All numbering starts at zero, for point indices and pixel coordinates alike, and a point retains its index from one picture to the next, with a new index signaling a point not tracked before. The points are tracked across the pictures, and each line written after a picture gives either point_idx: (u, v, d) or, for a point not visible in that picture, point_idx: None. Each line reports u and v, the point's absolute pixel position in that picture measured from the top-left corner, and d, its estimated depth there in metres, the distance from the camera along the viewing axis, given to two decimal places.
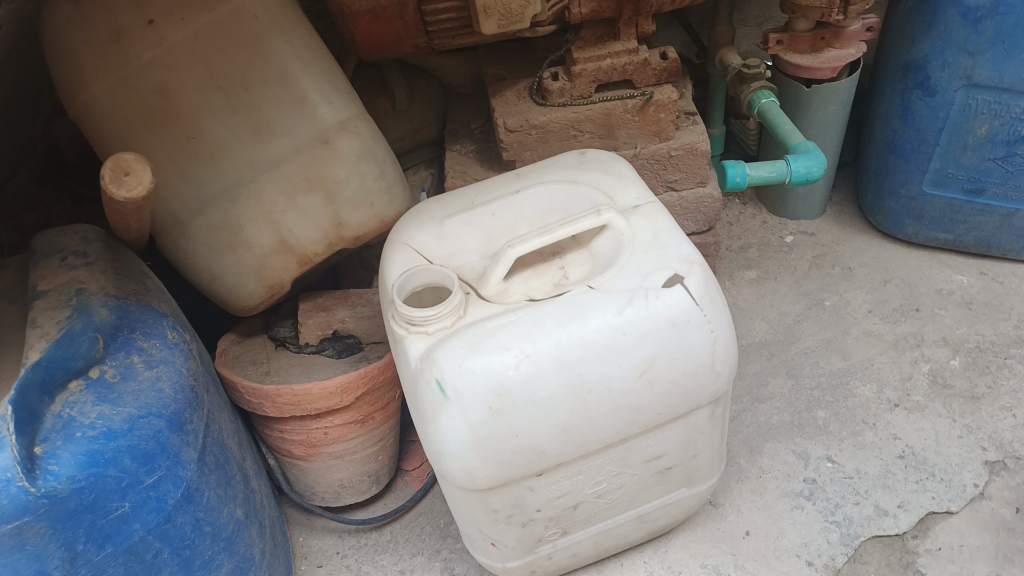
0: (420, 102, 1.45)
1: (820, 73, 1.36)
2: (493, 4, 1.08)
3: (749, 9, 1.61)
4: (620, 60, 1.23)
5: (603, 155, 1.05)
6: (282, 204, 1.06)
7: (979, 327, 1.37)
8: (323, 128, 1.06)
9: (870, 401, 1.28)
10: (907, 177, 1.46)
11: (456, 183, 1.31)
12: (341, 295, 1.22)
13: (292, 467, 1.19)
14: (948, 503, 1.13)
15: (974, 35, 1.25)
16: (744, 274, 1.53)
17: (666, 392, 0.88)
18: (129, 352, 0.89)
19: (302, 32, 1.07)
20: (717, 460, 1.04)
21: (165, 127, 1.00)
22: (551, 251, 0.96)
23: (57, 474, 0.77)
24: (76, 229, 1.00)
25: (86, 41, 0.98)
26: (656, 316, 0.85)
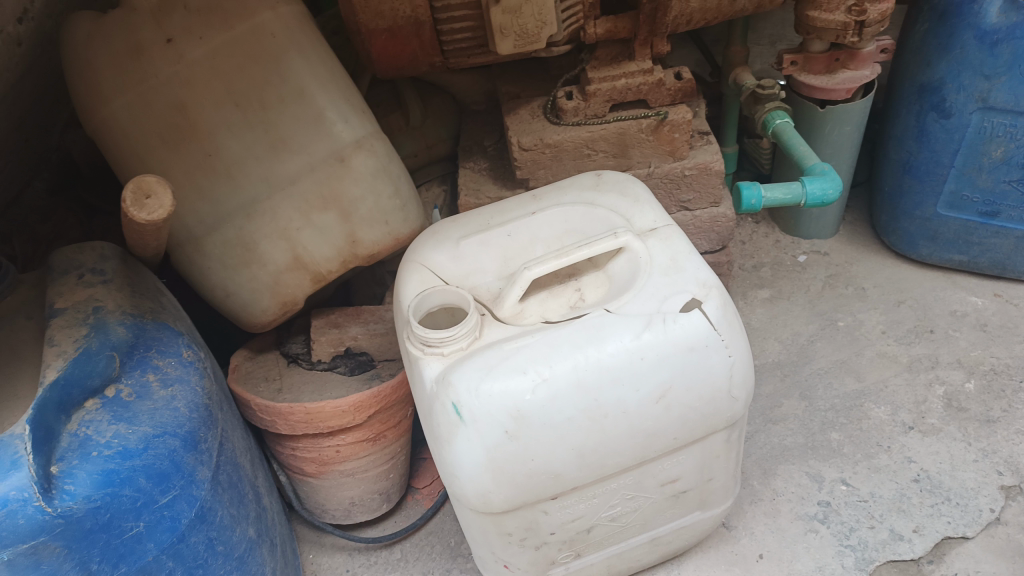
0: (433, 119, 1.46)
1: (835, 94, 1.36)
2: (510, 24, 1.08)
3: (763, 28, 1.61)
4: (635, 79, 1.23)
5: (619, 176, 1.05)
6: (298, 222, 1.06)
7: (993, 350, 1.36)
8: (339, 146, 1.06)
9: (884, 424, 1.27)
10: (922, 198, 1.45)
11: (470, 200, 1.31)
12: (354, 312, 1.22)
13: (303, 485, 1.18)
14: (964, 528, 1.12)
15: (990, 58, 1.26)
16: (757, 293, 1.53)
17: (683, 417, 0.87)
18: (144, 370, 0.89)
19: (320, 50, 1.08)
20: (732, 484, 1.03)
21: (183, 143, 1.01)
22: (568, 272, 0.97)
23: (74, 494, 0.77)
24: (94, 246, 0.99)
25: (107, 57, 0.99)
26: (673, 340, 0.85)
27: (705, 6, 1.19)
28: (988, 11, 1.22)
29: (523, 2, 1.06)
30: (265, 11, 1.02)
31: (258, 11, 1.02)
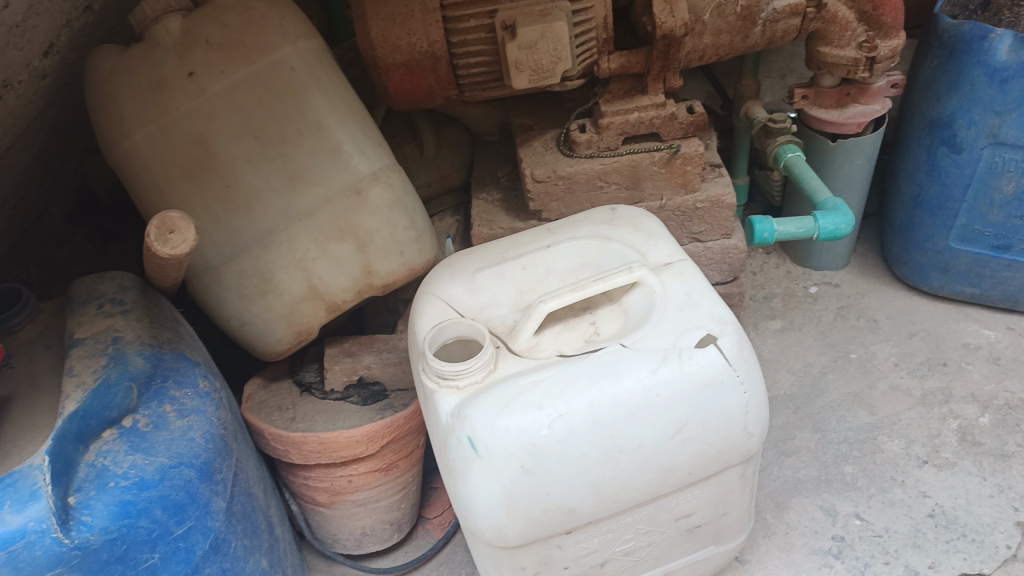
0: (447, 149, 1.48)
1: (846, 128, 1.37)
2: (525, 59, 1.10)
3: (772, 61, 1.63)
4: (648, 113, 1.25)
5: (633, 211, 1.06)
6: (313, 253, 1.06)
7: (1007, 384, 1.35)
8: (356, 179, 1.08)
9: (898, 457, 1.26)
10: (933, 231, 1.46)
11: (483, 231, 1.32)
12: (367, 341, 1.23)
13: (315, 514, 1.18)
14: (981, 565, 1.11)
15: (1001, 95, 1.26)
16: (769, 324, 1.53)
17: (699, 452, 0.87)
18: (161, 401, 0.90)
19: (337, 84, 1.10)
20: (746, 518, 1.03)
21: (202, 175, 1.02)
22: (582, 305, 0.98)
23: (90, 525, 0.77)
24: (113, 277, 1.01)
25: (129, 90, 1.01)
26: (689, 377, 0.85)
27: (717, 42, 1.21)
28: (998, 48, 1.23)
29: (538, 38, 1.08)
30: (285, 46, 1.04)
31: (278, 46, 1.04)
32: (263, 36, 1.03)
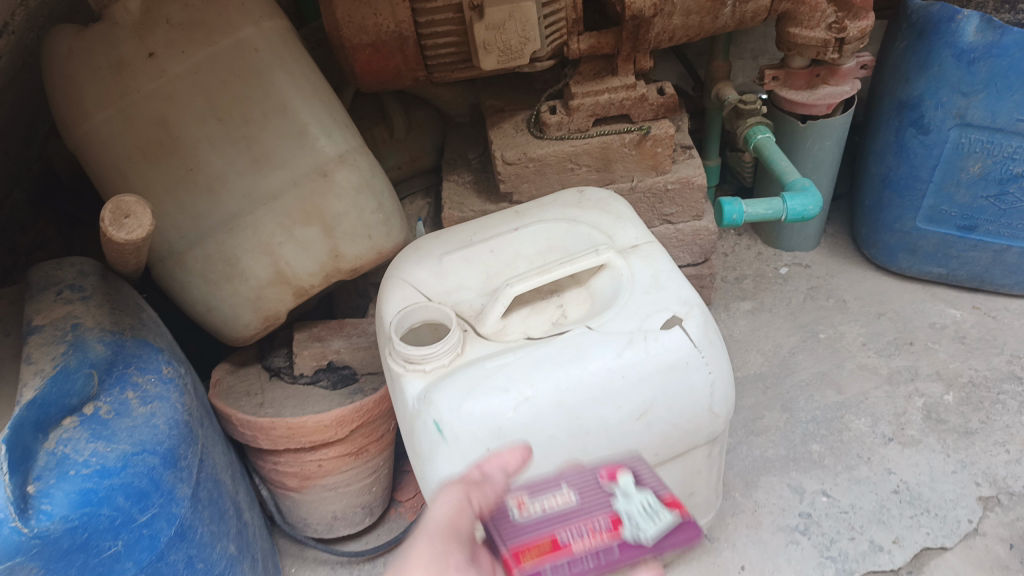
0: (417, 131, 1.46)
1: (815, 110, 1.37)
2: (493, 39, 1.09)
3: (745, 42, 1.63)
4: (618, 95, 1.24)
5: (601, 194, 1.06)
6: (280, 236, 1.06)
7: (972, 362, 1.38)
8: (322, 161, 1.07)
9: (864, 435, 1.28)
10: (901, 212, 1.47)
11: (454, 214, 1.31)
12: (336, 326, 1.24)
13: (285, 499, 1.18)
14: (943, 539, 1.13)
15: (968, 76, 1.27)
16: (739, 305, 1.54)
17: (664, 433, 0.88)
18: (123, 388, 0.89)
19: (303, 65, 1.08)
20: (713, 498, 1.04)
21: (165, 158, 1.00)
22: (549, 289, 0.99)
23: (50, 514, 0.76)
24: (73, 263, 1.00)
25: (88, 71, 0.98)
26: (655, 359, 0.85)
27: (687, 23, 1.20)
28: (965, 29, 1.23)
29: (506, 18, 1.07)
30: (247, 26, 1.02)
31: (241, 27, 1.02)
32: (225, 16, 1.01)
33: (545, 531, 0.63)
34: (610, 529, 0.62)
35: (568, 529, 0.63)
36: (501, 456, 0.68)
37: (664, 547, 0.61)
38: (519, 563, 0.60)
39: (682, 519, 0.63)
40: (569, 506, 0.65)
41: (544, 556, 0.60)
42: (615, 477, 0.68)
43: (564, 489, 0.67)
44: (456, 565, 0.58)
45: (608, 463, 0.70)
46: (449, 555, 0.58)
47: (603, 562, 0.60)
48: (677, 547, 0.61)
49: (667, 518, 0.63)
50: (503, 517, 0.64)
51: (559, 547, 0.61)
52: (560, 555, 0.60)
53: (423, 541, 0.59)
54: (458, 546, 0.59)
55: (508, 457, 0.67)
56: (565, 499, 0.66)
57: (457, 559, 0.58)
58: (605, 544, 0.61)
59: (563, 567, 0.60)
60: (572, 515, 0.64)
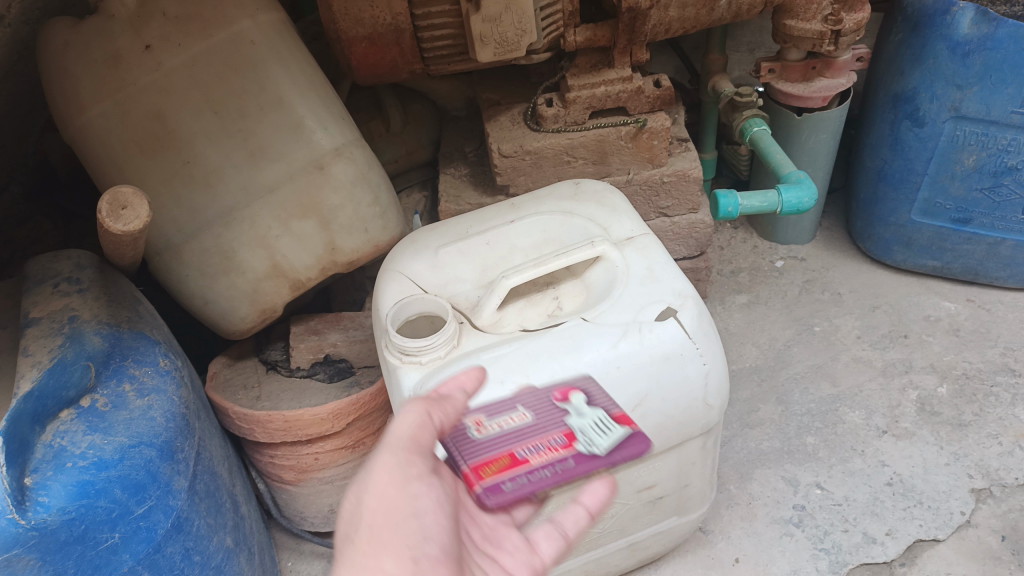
0: (414, 124, 1.46)
1: (811, 102, 1.37)
2: (489, 32, 1.09)
3: (741, 35, 1.63)
4: (614, 87, 1.24)
5: (597, 186, 1.06)
6: (276, 230, 1.06)
7: (966, 354, 1.38)
8: (318, 154, 1.07)
9: (859, 428, 1.29)
10: (896, 206, 1.48)
11: (450, 207, 1.31)
12: (333, 318, 1.23)
13: (282, 492, 1.18)
14: (936, 531, 1.14)
15: (963, 69, 1.27)
16: (735, 298, 1.55)
17: (659, 425, 0.88)
18: (120, 380, 0.89)
19: (298, 57, 1.08)
20: (708, 490, 1.05)
21: (161, 152, 1.00)
22: (546, 281, 0.99)
23: (48, 506, 0.76)
24: (70, 255, 1.00)
25: (83, 64, 0.98)
26: (649, 350, 0.86)
27: (683, 15, 1.20)
28: (961, 22, 1.24)
29: (502, 11, 1.07)
30: (244, 19, 1.02)
31: (237, 20, 1.01)
32: (221, 9, 1.01)
33: (503, 447, 0.71)
34: (565, 443, 0.71)
35: (525, 445, 0.71)
36: (457, 378, 0.71)
37: (615, 457, 0.70)
38: (481, 476, 0.68)
39: (631, 433, 0.72)
40: (526, 423, 0.74)
41: (503, 469, 0.69)
42: (568, 397, 0.77)
43: (520, 409, 0.75)
44: (417, 475, 0.62)
45: (561, 385, 0.79)
46: (411, 467, 0.62)
47: (559, 471, 0.68)
48: (627, 457, 0.70)
49: (617, 432, 0.72)
50: (463, 436, 0.71)
51: (517, 461, 0.69)
52: (518, 468, 0.69)
53: (386, 453, 0.62)
54: (421, 459, 0.63)
55: (465, 379, 0.71)
56: (522, 417, 0.74)
57: (419, 469, 0.63)
58: (559, 456, 0.70)
59: (522, 476, 0.68)
60: (528, 432, 0.72)
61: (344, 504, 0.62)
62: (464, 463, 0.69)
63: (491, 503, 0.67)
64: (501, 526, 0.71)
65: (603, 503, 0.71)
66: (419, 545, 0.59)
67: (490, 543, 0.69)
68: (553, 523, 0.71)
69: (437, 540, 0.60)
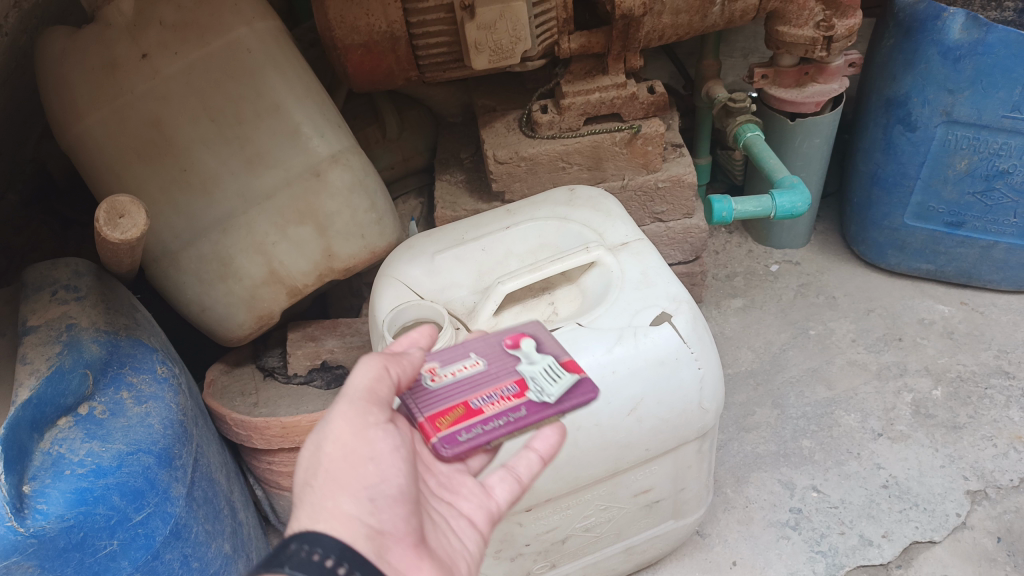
0: (410, 131, 1.47)
1: (804, 107, 1.38)
2: (484, 39, 1.10)
3: (735, 41, 1.65)
4: (609, 94, 1.25)
5: (592, 192, 1.07)
6: (273, 236, 1.06)
7: (960, 357, 1.39)
8: (315, 160, 1.07)
9: (854, 431, 1.29)
10: (889, 210, 1.49)
11: (446, 213, 1.32)
12: (330, 324, 1.23)
13: (279, 498, 1.18)
14: (932, 533, 1.14)
15: (954, 74, 1.28)
16: (730, 302, 1.55)
17: (655, 429, 0.89)
18: (118, 388, 0.89)
19: (295, 64, 1.08)
20: (704, 493, 1.05)
21: (158, 159, 1.01)
22: (542, 286, 1.00)
23: (46, 513, 0.77)
24: (67, 263, 0.99)
25: (81, 72, 0.98)
26: (644, 355, 0.86)
27: (677, 22, 1.21)
28: (952, 27, 1.25)
29: (497, 18, 1.08)
30: (240, 26, 1.02)
31: (234, 27, 1.02)
32: (217, 17, 1.01)
33: (458, 399, 0.73)
34: (517, 393, 0.74)
35: (479, 395, 0.73)
36: (409, 337, 0.76)
37: (565, 403, 0.73)
38: (437, 427, 0.70)
39: (580, 378, 0.75)
40: (478, 371, 0.76)
41: (459, 420, 0.71)
42: (518, 343, 0.79)
43: (473, 357, 0.78)
44: (376, 423, 0.63)
45: (513, 332, 0.81)
46: (369, 415, 0.63)
47: (512, 419, 0.71)
48: (576, 403, 0.73)
49: (566, 378, 0.75)
50: (419, 388, 0.73)
51: (472, 411, 0.72)
52: (473, 417, 0.71)
53: (345, 404, 0.63)
54: (378, 409, 0.64)
55: (416, 335, 0.76)
56: (474, 365, 0.77)
57: (377, 417, 0.64)
58: (511, 405, 0.72)
59: (476, 426, 0.71)
60: (481, 381, 0.75)
61: (301, 455, 0.62)
62: (419, 415, 0.71)
63: (447, 454, 0.69)
64: (456, 475, 0.71)
65: (554, 448, 0.73)
66: (377, 487, 0.60)
67: (447, 490, 0.70)
68: (506, 467, 0.72)
69: (396, 481, 0.61)
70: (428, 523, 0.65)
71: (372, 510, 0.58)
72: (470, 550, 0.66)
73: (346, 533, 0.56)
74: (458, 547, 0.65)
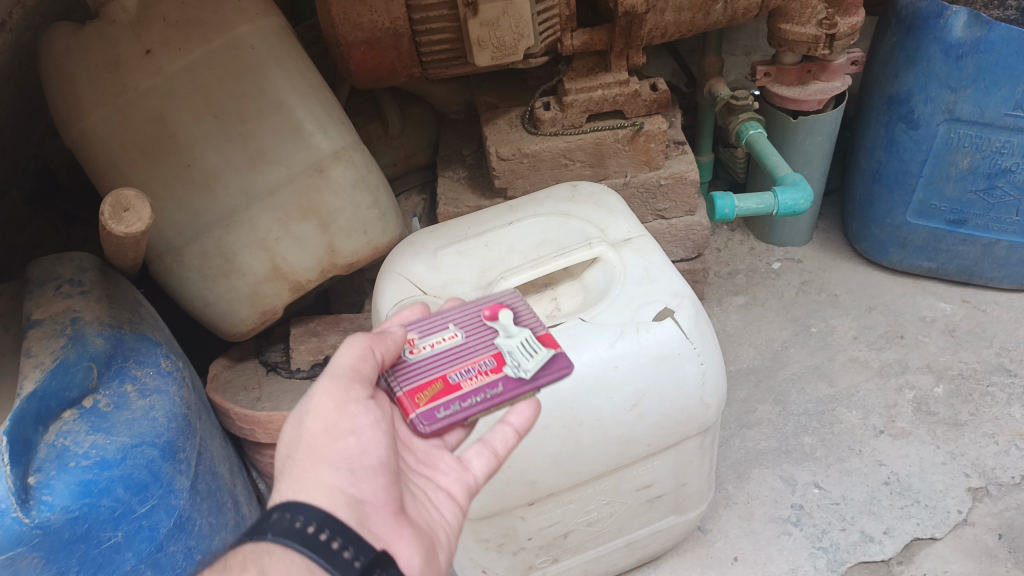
0: (412, 127, 1.47)
1: (806, 105, 1.38)
2: (487, 36, 1.10)
3: (737, 39, 1.65)
4: (611, 91, 1.25)
5: (594, 188, 1.07)
6: (276, 232, 1.07)
7: (962, 354, 1.39)
8: (318, 157, 1.08)
9: (856, 427, 1.30)
10: (891, 207, 1.49)
11: (449, 209, 1.32)
12: (333, 320, 1.24)
13: None
14: (933, 529, 1.15)
15: (956, 71, 1.28)
16: (732, 300, 1.56)
17: (657, 424, 0.89)
18: (123, 381, 0.90)
19: (297, 61, 1.08)
20: (706, 488, 1.06)
21: (161, 155, 1.01)
22: (544, 282, 1.01)
23: (51, 505, 0.77)
24: (72, 258, 1.00)
25: (84, 69, 0.99)
26: (647, 350, 0.86)
27: (679, 19, 1.21)
28: (954, 25, 1.25)
29: (500, 15, 1.08)
30: (244, 24, 1.03)
31: (237, 24, 1.02)
32: (220, 14, 1.02)
33: (437, 373, 0.73)
34: (494, 367, 0.74)
35: (457, 369, 0.74)
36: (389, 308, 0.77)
37: (541, 378, 0.73)
38: (415, 403, 0.71)
39: (555, 353, 0.75)
40: (456, 344, 0.77)
41: (437, 396, 0.72)
42: (496, 316, 0.79)
43: (451, 329, 0.78)
44: (357, 399, 0.65)
45: (492, 303, 0.81)
46: (350, 390, 0.65)
47: (489, 395, 0.72)
48: (551, 377, 0.74)
49: (542, 353, 0.75)
50: (399, 363, 0.74)
51: (450, 386, 0.72)
52: (451, 393, 0.72)
53: (327, 380, 0.65)
54: (361, 386, 0.66)
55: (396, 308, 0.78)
56: (452, 338, 0.77)
57: (359, 393, 0.66)
58: (489, 381, 0.73)
59: (454, 403, 0.71)
60: (459, 355, 0.75)
61: (284, 429, 0.65)
62: (398, 390, 0.72)
63: (425, 430, 0.70)
64: (433, 450, 0.72)
65: (529, 422, 0.73)
66: (356, 458, 0.62)
67: (425, 465, 0.71)
68: (482, 442, 0.72)
69: (375, 454, 0.63)
70: (408, 494, 0.66)
71: (351, 481, 0.61)
72: (449, 521, 0.68)
73: (327, 502, 0.59)
74: (438, 518, 0.67)
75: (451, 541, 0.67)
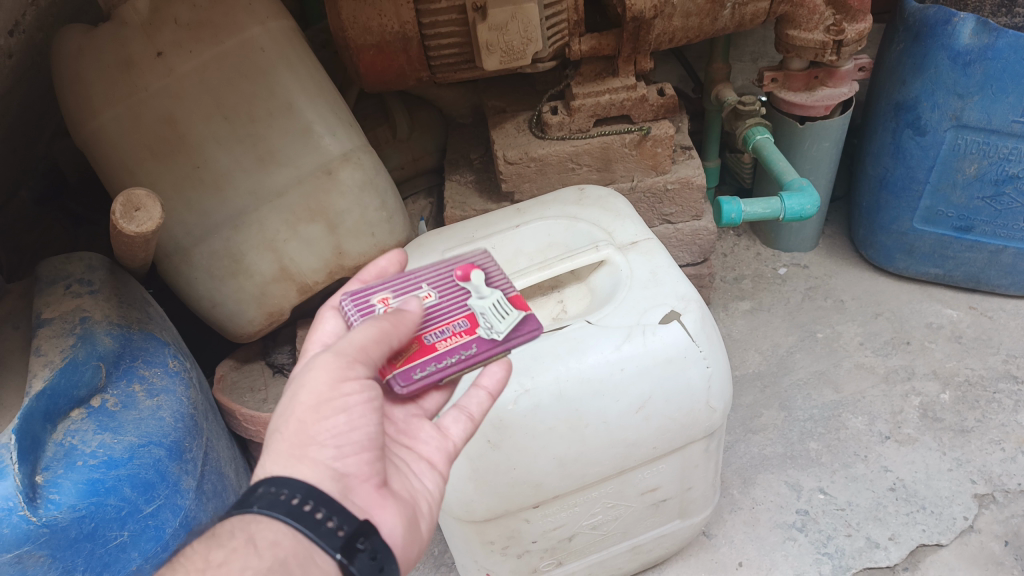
0: (420, 131, 1.47)
1: (814, 111, 1.39)
2: (496, 40, 1.11)
3: (744, 45, 1.66)
4: (618, 95, 1.25)
5: (601, 192, 1.08)
6: (284, 234, 1.07)
7: (968, 361, 1.39)
8: (326, 159, 1.08)
9: (861, 433, 1.29)
10: (897, 213, 1.49)
11: (456, 212, 1.33)
12: None
13: None
14: (938, 536, 1.14)
15: (963, 78, 1.29)
16: (738, 305, 1.56)
17: (663, 427, 0.89)
18: (130, 380, 0.90)
19: (306, 63, 1.09)
20: (711, 492, 1.05)
21: (171, 156, 1.01)
22: (550, 284, 1.01)
23: (58, 503, 0.78)
24: (80, 257, 1.01)
25: (96, 70, 0.99)
26: (653, 353, 0.87)
27: (687, 24, 1.22)
28: (961, 32, 1.25)
29: (509, 19, 1.09)
30: (254, 26, 1.04)
31: (248, 27, 1.03)
32: (231, 16, 1.03)
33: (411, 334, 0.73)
34: (467, 329, 0.75)
35: (432, 330, 0.74)
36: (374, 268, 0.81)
37: (512, 339, 0.74)
38: (392, 364, 0.71)
39: (525, 315, 0.76)
40: (430, 304, 0.77)
41: (413, 357, 0.72)
42: (468, 275, 0.78)
43: (425, 289, 0.79)
44: (354, 377, 0.64)
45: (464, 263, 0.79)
46: (350, 369, 0.64)
47: (464, 357, 0.72)
48: (523, 339, 0.75)
49: (513, 315, 0.76)
50: None
51: (426, 347, 0.73)
52: (428, 354, 0.72)
53: (328, 355, 0.64)
54: (362, 366, 0.65)
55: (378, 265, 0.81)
56: (426, 298, 0.78)
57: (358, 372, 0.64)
58: (462, 342, 0.73)
59: (430, 363, 0.72)
60: (433, 316, 0.76)
61: (279, 400, 0.64)
62: None
63: (402, 390, 0.70)
64: (413, 418, 0.73)
65: (501, 383, 0.75)
66: (345, 434, 0.62)
67: (406, 435, 0.71)
68: (458, 407, 0.72)
69: (365, 429, 0.63)
70: (393, 467, 0.66)
71: (337, 456, 0.61)
72: (431, 490, 0.68)
73: (312, 475, 0.59)
74: (419, 487, 0.67)
75: (434, 510, 0.67)
